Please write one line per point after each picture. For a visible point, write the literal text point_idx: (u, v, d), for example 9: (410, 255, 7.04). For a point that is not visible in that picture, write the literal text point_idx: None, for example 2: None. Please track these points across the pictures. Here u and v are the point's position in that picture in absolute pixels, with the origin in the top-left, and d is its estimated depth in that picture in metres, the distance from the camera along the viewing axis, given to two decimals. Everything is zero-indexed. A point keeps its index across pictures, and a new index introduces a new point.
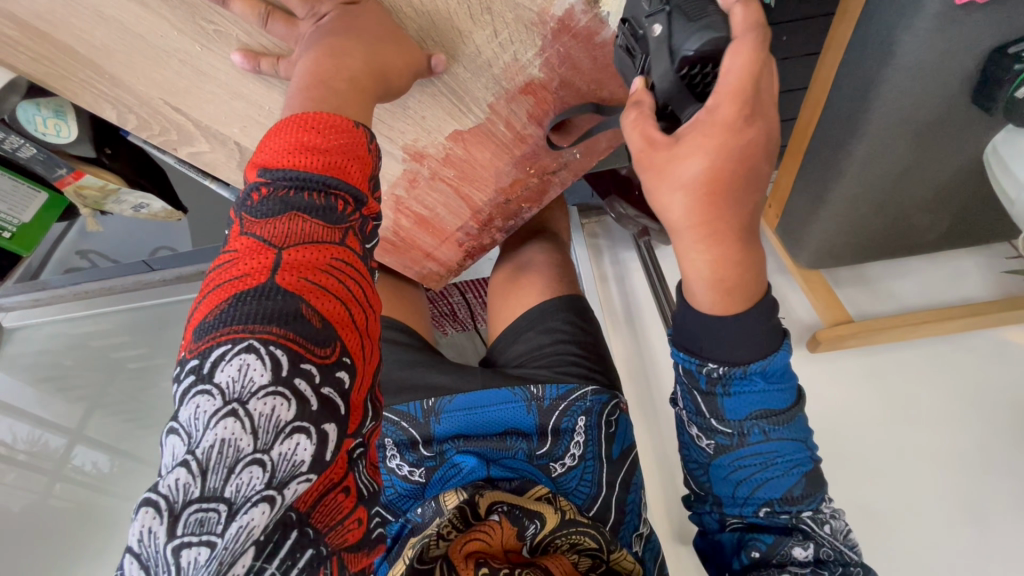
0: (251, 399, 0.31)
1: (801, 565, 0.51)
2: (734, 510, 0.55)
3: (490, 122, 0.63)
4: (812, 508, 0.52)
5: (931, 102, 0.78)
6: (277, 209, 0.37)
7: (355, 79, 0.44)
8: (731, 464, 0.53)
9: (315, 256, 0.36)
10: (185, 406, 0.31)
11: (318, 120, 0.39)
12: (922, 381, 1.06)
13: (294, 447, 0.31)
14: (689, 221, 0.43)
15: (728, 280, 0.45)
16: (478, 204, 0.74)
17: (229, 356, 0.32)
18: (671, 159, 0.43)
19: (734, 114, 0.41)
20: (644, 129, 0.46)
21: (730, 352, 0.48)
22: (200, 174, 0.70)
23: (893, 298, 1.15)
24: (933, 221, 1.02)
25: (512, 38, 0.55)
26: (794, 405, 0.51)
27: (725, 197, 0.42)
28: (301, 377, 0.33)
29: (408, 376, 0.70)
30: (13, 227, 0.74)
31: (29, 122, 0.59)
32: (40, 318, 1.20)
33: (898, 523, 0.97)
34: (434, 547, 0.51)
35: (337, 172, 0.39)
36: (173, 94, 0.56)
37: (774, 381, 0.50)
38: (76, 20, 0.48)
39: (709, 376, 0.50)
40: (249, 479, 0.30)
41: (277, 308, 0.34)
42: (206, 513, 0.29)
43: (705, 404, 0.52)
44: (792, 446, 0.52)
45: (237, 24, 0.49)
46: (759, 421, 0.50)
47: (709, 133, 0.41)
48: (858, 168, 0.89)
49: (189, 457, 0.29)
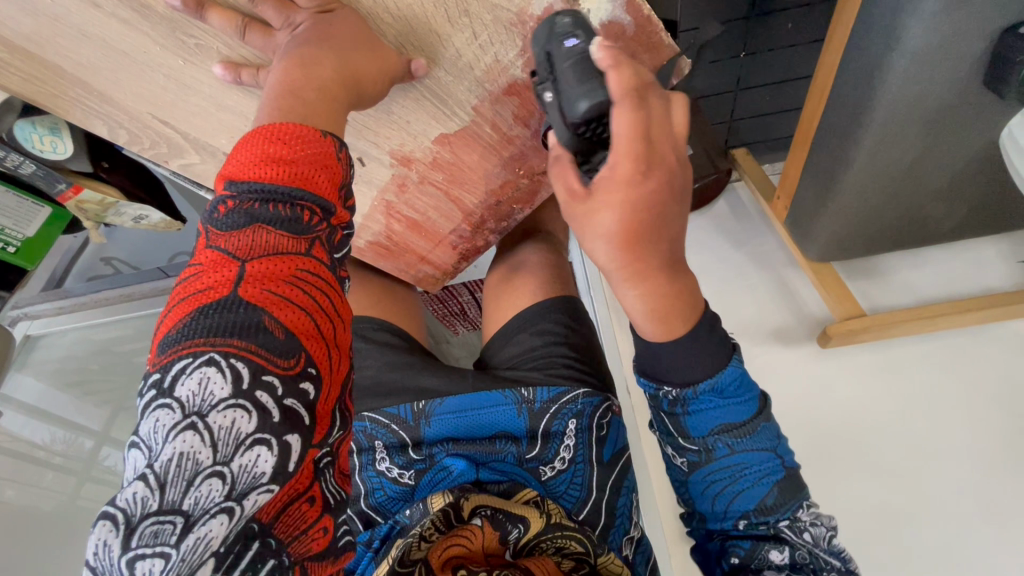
0: (211, 412, 0.32)
1: (778, 569, 0.51)
2: (716, 524, 0.54)
3: (475, 124, 0.63)
4: (789, 517, 0.52)
5: (938, 87, 0.75)
6: (242, 222, 0.37)
7: (325, 88, 0.44)
8: (704, 479, 0.53)
9: (278, 267, 0.37)
10: (145, 420, 0.32)
11: (285, 131, 0.40)
12: (943, 375, 1.02)
13: (253, 459, 0.32)
14: (614, 266, 0.47)
15: (656, 308, 0.48)
16: (469, 207, 0.74)
17: (190, 369, 0.33)
18: (590, 208, 0.46)
19: (631, 169, 0.43)
20: (564, 180, 0.48)
21: (685, 373, 0.50)
22: (195, 185, 0.71)
23: (908, 290, 1.11)
24: (948, 210, 0.98)
25: (492, 40, 0.54)
26: (757, 416, 0.52)
27: (638, 243, 0.45)
28: (262, 389, 0.33)
29: (401, 379, 0.70)
30: (16, 240, 0.76)
31: (26, 139, 0.60)
32: (63, 325, 1.22)
33: (915, 520, 0.94)
34: (416, 549, 0.53)
35: (303, 183, 0.39)
36: (161, 108, 0.57)
37: (732, 395, 0.51)
38: (61, 40, 0.49)
39: (668, 399, 0.52)
40: (208, 491, 0.31)
41: (238, 322, 0.34)
42: (162, 525, 0.29)
43: (670, 424, 0.54)
44: (758, 456, 0.52)
45: (216, 38, 0.50)
46: (722, 436, 0.52)
47: (612, 186, 0.44)
48: (864, 157, 0.86)
49: (148, 470, 0.30)
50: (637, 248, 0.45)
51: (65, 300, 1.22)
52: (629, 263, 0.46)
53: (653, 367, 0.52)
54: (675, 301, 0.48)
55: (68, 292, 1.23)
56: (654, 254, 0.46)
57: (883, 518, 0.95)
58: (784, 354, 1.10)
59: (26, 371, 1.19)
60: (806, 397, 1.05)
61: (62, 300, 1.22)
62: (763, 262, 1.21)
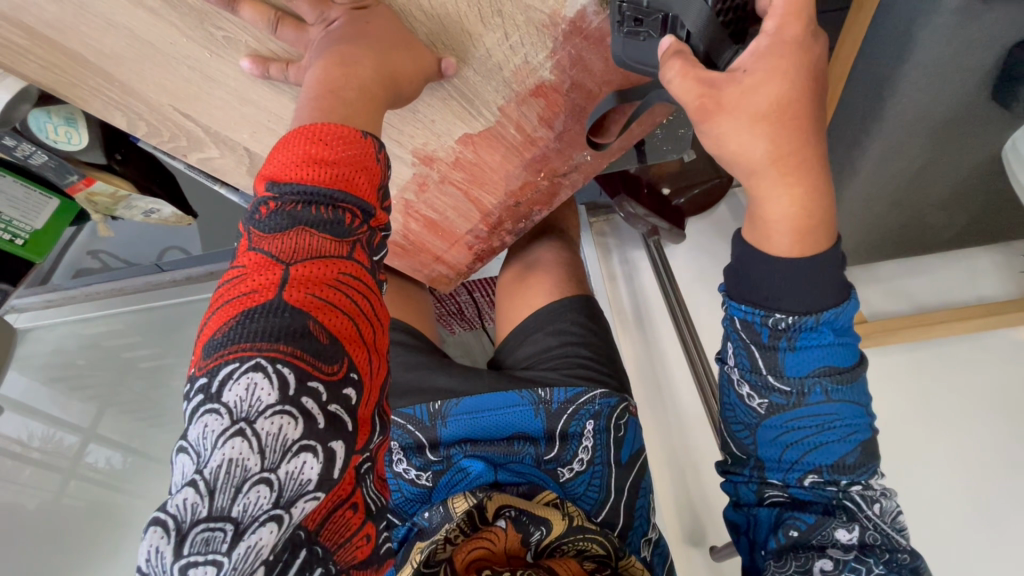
0: (258, 418, 0.31)
1: (844, 548, 0.50)
2: (778, 474, 0.53)
3: (500, 125, 0.63)
4: (863, 483, 0.51)
5: (948, 99, 0.76)
6: (285, 224, 0.37)
7: (365, 87, 0.44)
8: (784, 424, 0.51)
9: (321, 270, 0.36)
10: (194, 425, 0.32)
11: (325, 131, 0.39)
12: (941, 381, 1.04)
13: (300, 466, 0.32)
14: (772, 156, 0.43)
15: (799, 219, 0.44)
16: (488, 207, 0.73)
17: (237, 374, 0.32)
18: (746, 90, 0.42)
19: (799, 32, 0.41)
20: (697, 70, 0.42)
21: (804, 297, 0.46)
22: (209, 179, 0.70)
23: (908, 297, 1.13)
24: (950, 219, 1.00)
25: (522, 41, 0.54)
26: (858, 363, 0.49)
27: (797, 126, 0.42)
28: (307, 395, 0.33)
29: (418, 379, 0.70)
30: (25, 232, 0.74)
31: (40, 129, 0.59)
32: (53, 318, 1.22)
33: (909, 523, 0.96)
34: (441, 551, 0.52)
35: (344, 185, 0.39)
36: (183, 100, 0.56)
37: (840, 336, 0.48)
38: (84, 28, 0.48)
39: (773, 328, 0.48)
40: (256, 498, 0.30)
41: (284, 326, 0.34)
42: (213, 532, 0.29)
43: (763, 360, 0.49)
44: (852, 410, 0.50)
45: (246, 31, 0.49)
46: (822, 379, 0.49)
47: (778, 53, 0.41)
48: (872, 166, 0.88)
49: (197, 476, 0.30)
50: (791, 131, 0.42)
51: (56, 292, 1.21)
52: (790, 151, 0.43)
53: (767, 290, 0.47)
54: (821, 211, 0.44)
55: (58, 284, 1.21)
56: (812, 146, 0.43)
57: None
58: None
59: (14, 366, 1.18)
60: None
61: (50, 293, 1.21)
62: None
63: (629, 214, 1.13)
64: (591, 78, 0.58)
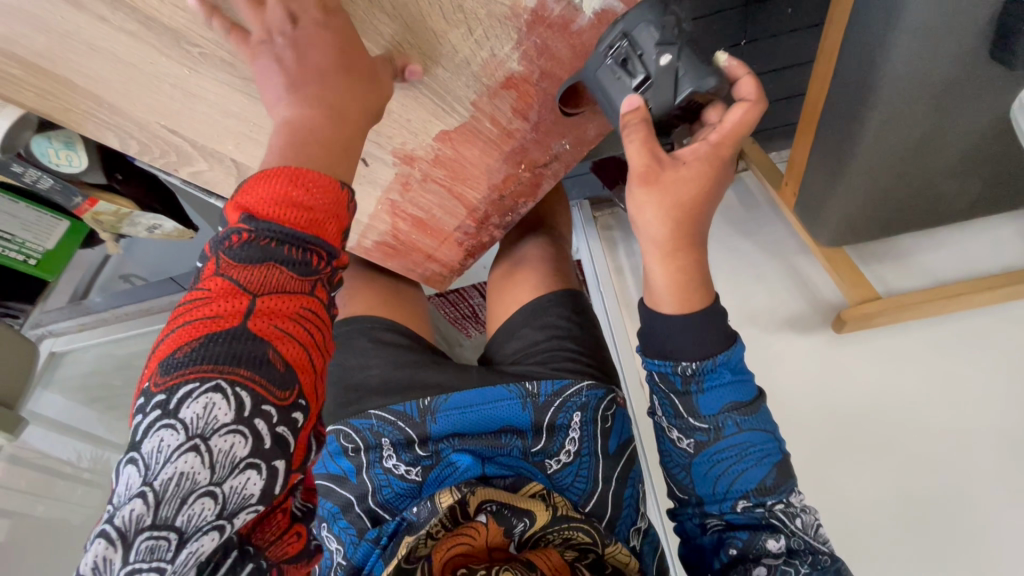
0: (212, 436, 0.35)
1: (776, 556, 0.52)
2: (715, 507, 0.56)
3: (475, 119, 0.64)
4: (784, 500, 0.54)
5: (943, 63, 0.74)
6: (256, 257, 0.39)
7: (345, 110, 0.46)
8: (710, 458, 0.55)
9: (285, 305, 0.40)
10: (148, 439, 0.35)
11: (308, 175, 0.42)
12: (965, 359, 0.99)
13: (246, 482, 0.36)
14: (670, 233, 0.53)
15: (685, 285, 0.54)
16: (473, 202, 0.75)
17: (197, 393, 0.36)
18: (680, 177, 0.51)
19: (728, 152, 0.51)
20: (654, 146, 0.50)
21: (700, 348, 0.54)
22: (205, 193, 0.73)
23: (924, 272, 1.09)
24: (961, 187, 0.96)
25: (487, 34, 0.55)
26: (757, 397, 0.55)
27: (695, 219, 0.53)
28: (260, 418, 0.37)
29: (412, 375, 0.71)
30: (36, 255, 0.82)
31: (43, 154, 0.63)
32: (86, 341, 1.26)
33: (935, 507, 0.92)
34: (422, 546, 0.54)
35: (316, 230, 0.41)
36: (170, 118, 0.59)
37: (738, 374, 0.55)
38: (73, 55, 0.51)
39: (683, 374, 0.54)
40: (201, 510, 0.35)
41: (246, 353, 0.37)
42: (157, 541, 0.33)
43: (681, 404, 0.55)
44: (762, 437, 0.55)
45: (221, 45, 0.51)
46: (731, 413, 0.54)
47: (711, 162, 0.51)
48: (870, 138, 0.85)
49: (147, 488, 0.34)
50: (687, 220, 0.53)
51: (88, 316, 1.26)
52: (683, 234, 0.53)
53: (672, 344, 0.54)
54: (699, 281, 0.54)
55: (91, 307, 1.26)
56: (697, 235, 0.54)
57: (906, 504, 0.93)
58: (797, 341, 1.09)
59: (54, 389, 1.23)
60: (821, 382, 1.04)
61: (85, 316, 1.26)
62: (774, 250, 1.19)
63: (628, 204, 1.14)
64: (561, 66, 0.60)
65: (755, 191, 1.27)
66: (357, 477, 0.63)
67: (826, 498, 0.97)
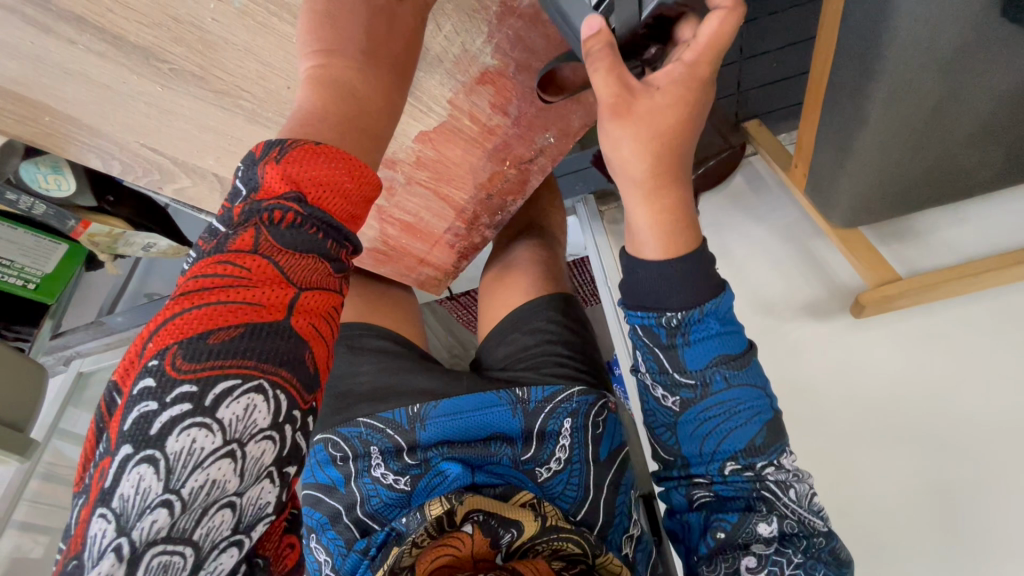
0: (249, 441, 0.35)
1: (766, 541, 0.51)
2: (702, 468, 0.55)
3: (453, 118, 0.62)
4: (774, 459, 0.53)
5: (952, 24, 0.69)
6: (302, 244, 0.39)
7: (389, 103, 0.46)
8: (697, 417, 0.53)
9: (321, 302, 0.40)
10: (174, 438, 0.33)
11: (353, 162, 0.41)
12: (996, 339, 0.93)
13: (265, 491, 0.35)
14: (651, 171, 0.49)
15: (668, 224, 0.51)
16: (460, 203, 0.73)
17: (237, 393, 0.35)
18: (655, 106, 0.46)
19: (705, 72, 0.46)
20: (622, 72, 0.45)
21: (686, 297, 0.51)
22: (195, 209, 0.75)
23: (948, 249, 1.03)
24: (983, 156, 0.90)
25: (456, 29, 0.53)
26: (747, 350, 0.54)
27: (676, 149, 0.49)
28: (292, 423, 0.37)
29: (405, 383, 0.70)
30: (37, 276, 0.94)
31: (33, 180, 0.67)
32: (110, 360, 1.30)
33: (971, 497, 0.87)
34: (405, 556, 0.52)
35: (352, 222, 0.42)
36: (148, 136, 0.59)
37: (726, 325, 0.53)
38: (46, 80, 0.52)
39: (669, 327, 0.52)
40: (219, 523, 0.33)
41: (286, 350, 0.37)
42: (171, 557, 0.32)
43: (667, 359, 0.53)
44: (752, 393, 0.53)
45: (191, 60, 0.51)
46: (720, 368, 0.52)
47: (687, 85, 0.46)
48: (879, 111, 0.80)
49: (173, 498, 0.32)
50: (667, 151, 0.49)
51: (111, 335, 1.28)
52: (662, 169, 0.49)
53: (654, 293, 0.51)
54: (683, 220, 0.51)
55: (112, 327, 1.28)
56: (680, 164, 0.51)
57: (938, 496, 0.88)
58: (813, 328, 1.04)
59: (84, 407, 1.29)
60: (840, 370, 1.00)
61: (107, 336, 1.29)
62: (786, 234, 1.14)
63: None
64: (537, 57, 0.58)
65: (764, 174, 1.22)
66: (345, 487, 0.62)
67: (852, 490, 0.92)
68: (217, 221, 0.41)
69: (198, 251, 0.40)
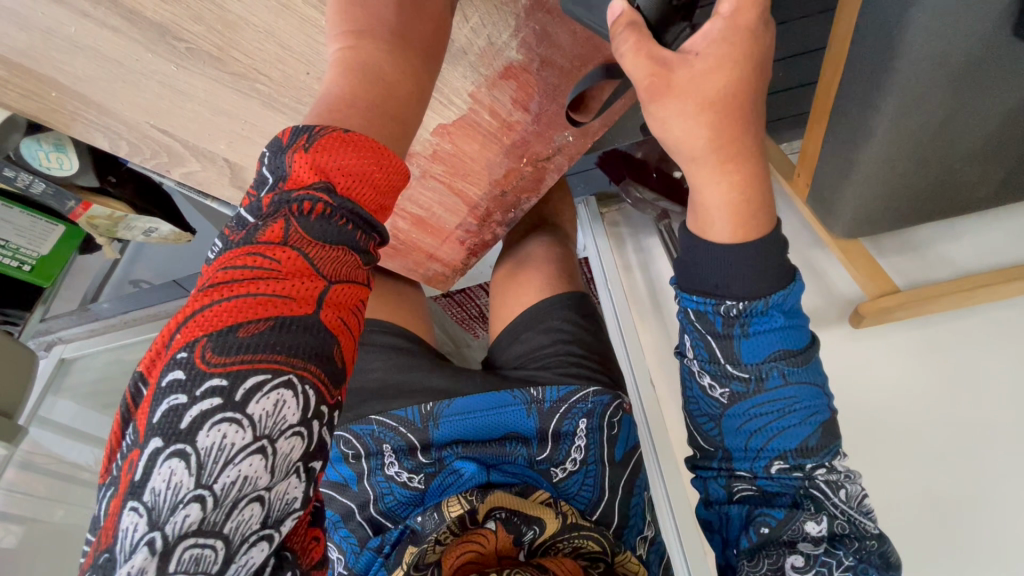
0: (279, 437, 0.33)
1: (814, 540, 0.52)
2: (746, 463, 0.55)
3: (473, 112, 0.61)
4: (826, 464, 0.53)
5: (965, 41, 0.69)
6: (333, 236, 0.38)
7: (419, 90, 0.45)
8: (746, 412, 0.53)
9: (349, 295, 0.39)
10: (204, 433, 0.32)
11: (383, 154, 0.40)
12: (990, 352, 0.95)
13: (293, 486, 0.34)
14: (713, 143, 0.45)
15: (739, 204, 0.47)
16: (474, 199, 0.72)
17: (267, 388, 0.33)
18: (695, 74, 0.43)
19: (751, 18, 0.43)
20: (653, 50, 0.43)
21: (750, 286, 0.49)
22: (200, 194, 0.73)
23: (946, 263, 1.04)
24: (983, 173, 0.92)
25: (483, 22, 0.53)
26: (808, 346, 0.52)
27: (740, 116, 0.45)
28: (320, 418, 0.36)
29: (413, 380, 0.69)
30: (31, 258, 0.91)
31: (33, 158, 0.65)
32: (96, 347, 1.26)
33: (966, 508, 0.88)
34: (429, 553, 0.52)
35: (379, 213, 0.41)
36: (158, 117, 0.57)
37: (789, 318, 0.51)
38: (56, 54, 0.50)
39: (726, 316, 0.50)
40: (248, 518, 0.32)
41: (316, 345, 0.36)
42: (202, 551, 0.31)
43: (719, 349, 0.52)
44: (809, 392, 0.52)
45: (208, 38, 0.50)
46: (778, 362, 0.51)
47: (730, 40, 0.43)
48: (887, 124, 0.81)
49: (204, 492, 0.31)
50: (734, 120, 0.45)
51: (98, 321, 1.26)
52: (729, 140, 0.45)
53: (715, 280, 0.50)
54: (758, 199, 0.47)
55: (98, 313, 1.26)
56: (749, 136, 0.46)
57: (933, 506, 0.89)
58: None
59: (63, 395, 1.25)
60: (839, 379, 1.01)
61: (93, 322, 1.26)
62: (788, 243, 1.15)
63: (636, 199, 1.11)
64: (562, 54, 0.57)
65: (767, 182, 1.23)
66: (358, 484, 0.61)
67: None
68: (243, 211, 0.39)
69: (225, 240, 0.39)
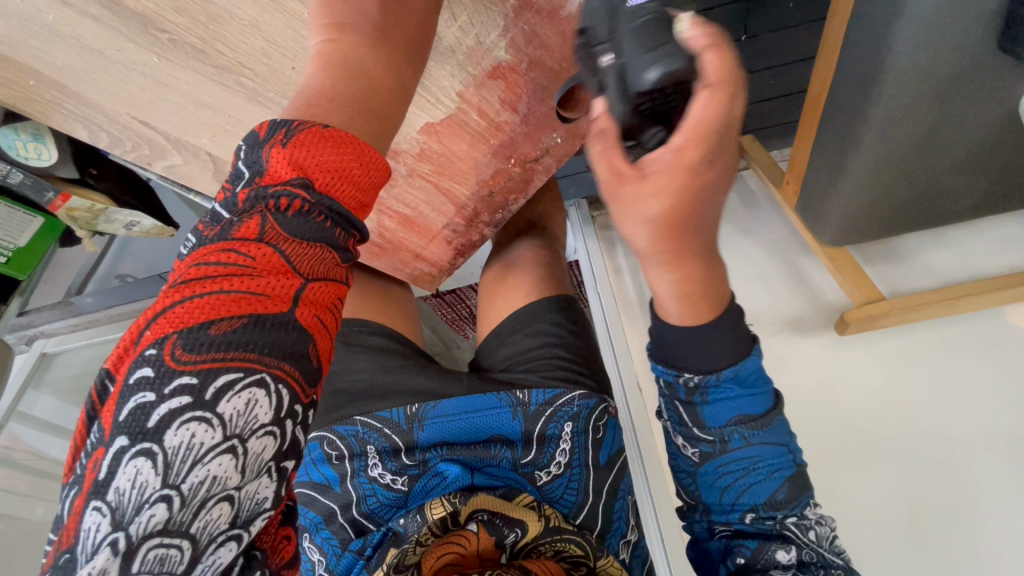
0: (250, 437, 0.33)
1: (785, 569, 0.51)
2: (723, 516, 0.54)
3: (462, 112, 0.61)
4: (797, 513, 0.53)
5: (951, 53, 0.70)
6: (310, 233, 0.37)
7: (397, 82, 0.44)
8: (716, 470, 0.53)
9: (326, 293, 0.38)
10: (173, 432, 0.31)
11: (364, 150, 0.39)
12: (970, 361, 0.96)
13: (264, 486, 0.34)
14: None
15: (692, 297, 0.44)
16: (462, 199, 0.72)
17: (238, 387, 0.33)
18: None
19: None
20: None
21: (701, 363, 0.49)
22: (184, 189, 0.72)
23: (929, 272, 1.06)
24: (967, 184, 0.93)
25: (472, 20, 0.52)
26: (771, 410, 0.51)
27: None
28: (293, 418, 0.35)
29: (397, 381, 0.68)
30: (10, 249, 0.89)
31: (10, 146, 0.64)
32: (78, 341, 1.24)
33: (945, 516, 0.89)
34: (410, 554, 0.52)
35: (359, 211, 0.40)
36: (140, 108, 0.56)
37: (749, 386, 0.50)
38: (34, 41, 0.49)
39: (686, 385, 0.50)
40: (216, 518, 0.31)
41: (291, 343, 0.35)
42: (167, 551, 0.30)
43: (685, 414, 0.52)
44: (774, 451, 0.52)
45: (191, 30, 0.49)
46: (738, 427, 0.51)
47: None
48: (874, 134, 0.81)
49: (171, 492, 0.30)
50: None
51: (80, 316, 1.23)
52: None
53: (672, 354, 0.50)
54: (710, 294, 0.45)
55: (80, 307, 1.23)
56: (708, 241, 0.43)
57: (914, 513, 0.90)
58: (800, 344, 1.05)
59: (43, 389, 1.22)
60: (824, 386, 1.01)
61: (74, 316, 1.23)
62: (776, 250, 1.16)
63: None
64: (551, 56, 0.57)
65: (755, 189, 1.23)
66: (339, 486, 0.60)
67: (832, 505, 0.94)
68: (218, 206, 0.39)
69: (199, 235, 0.38)
